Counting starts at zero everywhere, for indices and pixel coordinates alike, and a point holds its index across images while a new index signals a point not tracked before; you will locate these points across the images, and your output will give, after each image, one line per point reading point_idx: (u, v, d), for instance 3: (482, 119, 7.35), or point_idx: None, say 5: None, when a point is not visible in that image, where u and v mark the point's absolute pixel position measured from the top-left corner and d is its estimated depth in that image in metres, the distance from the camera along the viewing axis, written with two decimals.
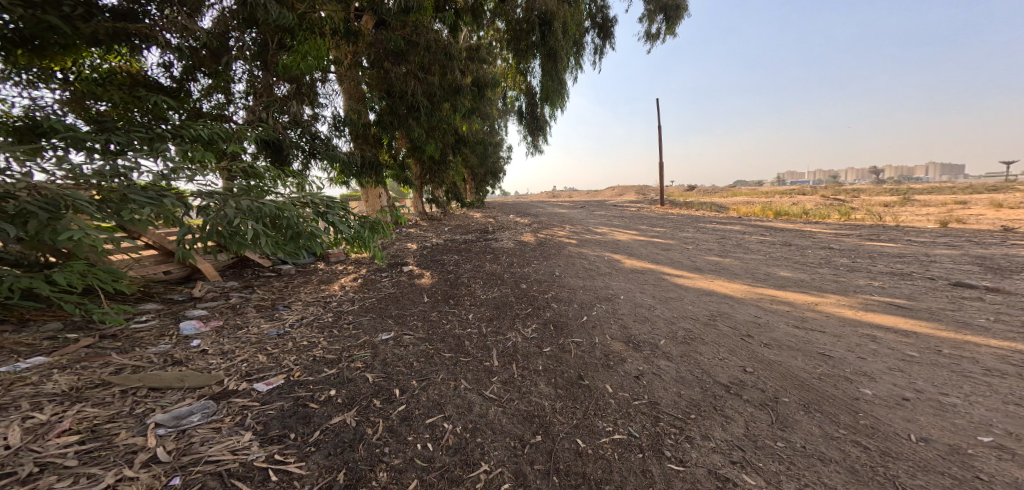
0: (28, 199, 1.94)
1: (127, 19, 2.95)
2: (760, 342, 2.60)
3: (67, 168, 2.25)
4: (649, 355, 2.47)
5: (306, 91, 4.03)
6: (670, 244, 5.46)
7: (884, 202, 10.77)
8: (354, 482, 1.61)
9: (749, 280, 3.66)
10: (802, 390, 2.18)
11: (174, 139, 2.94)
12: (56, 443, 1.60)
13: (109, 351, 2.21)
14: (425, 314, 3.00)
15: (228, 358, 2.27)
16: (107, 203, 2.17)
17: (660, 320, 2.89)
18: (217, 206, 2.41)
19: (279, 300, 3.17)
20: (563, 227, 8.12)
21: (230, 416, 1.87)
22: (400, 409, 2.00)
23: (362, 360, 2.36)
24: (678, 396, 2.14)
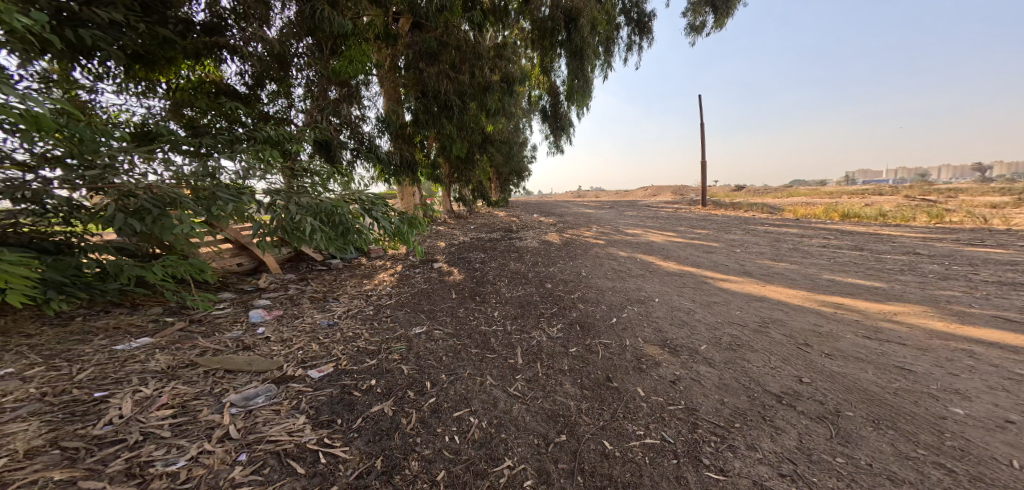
0: (144, 198, 2.35)
1: (214, 32, 3.40)
2: (819, 351, 2.34)
3: (173, 169, 2.61)
4: (687, 360, 2.34)
5: (352, 93, 4.37)
6: (713, 246, 5.14)
7: (992, 202, 9.26)
8: (390, 468, 1.72)
9: (807, 286, 3.33)
10: (872, 405, 1.91)
11: (247, 141, 3.33)
12: (154, 415, 1.90)
13: (194, 335, 2.58)
14: (455, 310, 3.13)
15: (287, 346, 2.55)
16: (201, 201, 2.55)
17: (701, 325, 2.73)
18: (284, 204, 2.79)
19: (329, 293, 3.49)
20: (591, 227, 8.04)
21: (287, 400, 2.09)
22: (432, 402, 2.09)
23: (399, 353, 2.51)
24: (720, 404, 2.00)
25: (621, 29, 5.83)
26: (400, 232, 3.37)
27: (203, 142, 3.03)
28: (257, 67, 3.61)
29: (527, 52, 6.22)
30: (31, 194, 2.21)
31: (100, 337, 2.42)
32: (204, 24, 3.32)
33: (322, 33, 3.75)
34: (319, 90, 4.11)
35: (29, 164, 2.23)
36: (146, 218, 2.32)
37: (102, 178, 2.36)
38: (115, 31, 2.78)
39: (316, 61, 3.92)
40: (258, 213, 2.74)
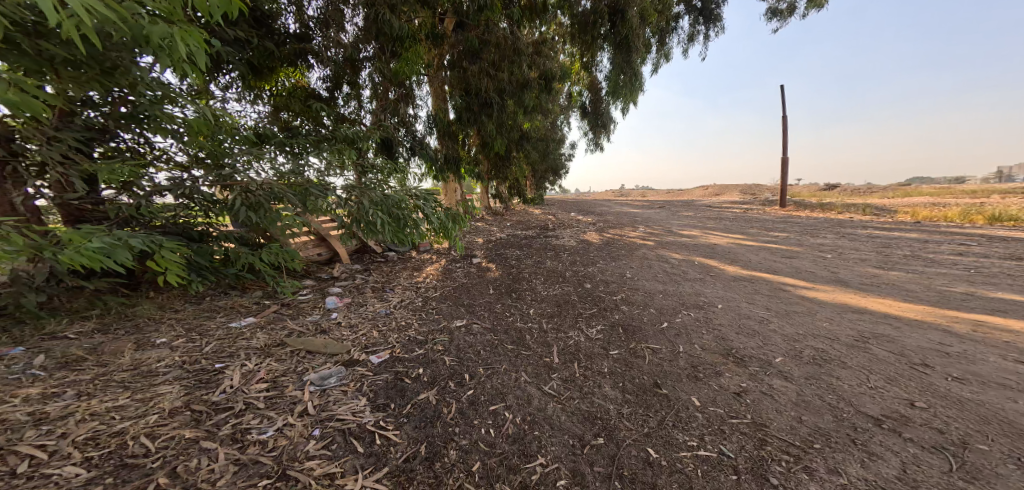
0: (260, 191, 2.91)
1: (302, 40, 4.03)
2: (943, 375, 1.87)
3: (272, 171, 3.07)
4: (756, 372, 2.06)
5: (406, 93, 4.81)
6: (796, 252, 4.49)
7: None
8: (434, 455, 1.79)
9: (928, 301, 2.70)
10: (1018, 440, 1.47)
11: (330, 140, 3.82)
12: (252, 387, 2.24)
13: (284, 318, 3.02)
14: (493, 306, 3.20)
15: (354, 332, 2.84)
16: (298, 195, 3.05)
17: (777, 337, 2.37)
18: (359, 199, 3.23)
19: (387, 284, 3.83)
20: (637, 227, 7.66)
21: (353, 381, 2.32)
22: (470, 396, 2.14)
23: (443, 344, 2.63)
24: (798, 423, 1.69)
25: (681, 19, 5.70)
26: (445, 227, 3.76)
27: (298, 141, 3.56)
28: (332, 69, 4.20)
29: (564, 47, 6.46)
30: (187, 191, 2.82)
31: (220, 316, 2.97)
32: (295, 34, 3.94)
33: (385, 36, 3.95)
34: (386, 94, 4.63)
35: (185, 164, 2.93)
36: (257, 209, 2.91)
37: (229, 176, 2.93)
38: (238, 45, 3.59)
39: (383, 64, 4.27)
40: (336, 206, 3.20)
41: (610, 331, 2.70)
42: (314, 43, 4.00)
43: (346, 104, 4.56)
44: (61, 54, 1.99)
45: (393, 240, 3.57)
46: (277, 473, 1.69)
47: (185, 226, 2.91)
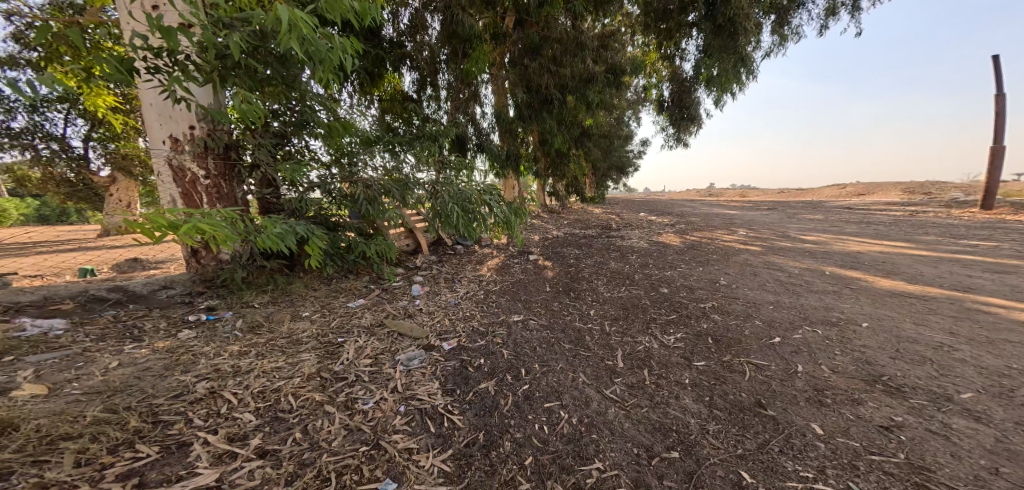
0: (380, 183, 3.44)
1: (399, 46, 4.47)
2: None
3: (380, 168, 3.53)
4: (921, 409, 1.95)
5: (473, 94, 5.25)
6: (939, 276, 3.81)
7: None
8: (493, 442, 1.87)
9: None
10: None
11: (425, 138, 4.14)
12: (361, 361, 2.43)
13: (384, 301, 3.40)
14: (549, 309, 3.32)
15: (434, 319, 3.04)
16: (397, 187, 3.49)
17: (972, 369, 2.23)
18: (443, 194, 3.57)
19: (452, 275, 4.12)
20: (729, 232, 6.92)
21: (432, 365, 2.42)
22: (523, 390, 2.24)
23: (500, 337, 2.79)
24: (989, 474, 1.57)
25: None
26: (507, 221, 3.95)
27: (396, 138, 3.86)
28: (425, 71, 4.68)
29: (632, 38, 6.38)
30: (330, 186, 3.35)
31: (342, 297, 3.48)
32: (393, 41, 4.40)
33: (458, 37, 4.37)
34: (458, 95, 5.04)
35: (327, 163, 3.40)
36: (372, 202, 3.38)
37: (352, 173, 3.42)
38: (365, 56, 4.17)
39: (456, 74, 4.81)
40: (419, 201, 3.59)
41: (697, 341, 2.74)
42: (407, 47, 4.46)
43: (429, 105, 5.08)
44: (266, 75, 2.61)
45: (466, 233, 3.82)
46: (372, 443, 1.81)
47: (322, 216, 3.43)
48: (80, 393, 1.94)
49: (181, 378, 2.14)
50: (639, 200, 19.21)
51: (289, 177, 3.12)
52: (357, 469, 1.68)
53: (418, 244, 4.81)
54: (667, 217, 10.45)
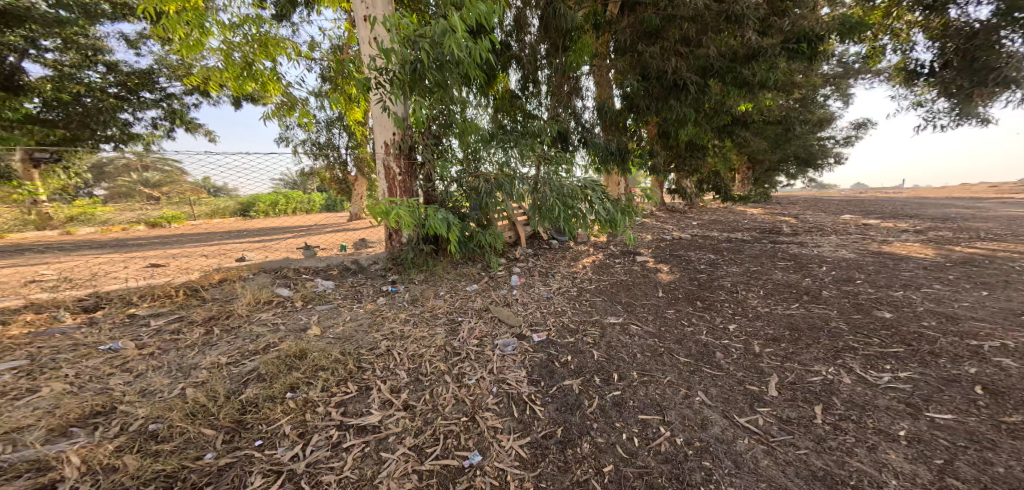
0: (494, 176, 3.68)
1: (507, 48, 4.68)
2: None
3: (494, 165, 3.77)
4: None
5: (576, 86, 5.23)
6: None
7: None
8: (570, 438, 1.86)
9: None
10: None
11: (528, 135, 4.29)
12: (470, 341, 2.67)
13: (488, 287, 3.65)
14: (651, 318, 2.99)
15: (529, 310, 3.13)
16: (502, 183, 3.66)
17: None
18: (543, 188, 3.70)
19: (541, 269, 4.19)
20: (944, 244, 5.04)
21: (522, 353, 2.52)
22: (613, 394, 2.14)
23: (590, 336, 2.72)
24: None
25: None
26: (611, 219, 3.84)
27: (504, 136, 3.95)
28: (529, 72, 4.79)
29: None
30: (470, 186, 3.72)
31: (464, 280, 3.81)
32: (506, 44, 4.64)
33: (557, 30, 4.66)
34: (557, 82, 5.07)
35: (463, 160, 3.74)
36: (488, 194, 3.65)
37: (476, 166, 3.76)
38: (486, 66, 4.41)
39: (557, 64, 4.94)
40: (523, 194, 3.74)
41: (945, 386, 2.07)
42: (517, 47, 4.67)
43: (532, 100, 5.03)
44: (423, 85, 3.08)
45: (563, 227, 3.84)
46: (470, 415, 1.98)
47: (454, 207, 3.80)
48: (332, 338, 2.71)
49: (376, 335, 2.75)
50: (834, 198, 15.31)
51: (439, 172, 3.60)
52: (457, 435, 1.87)
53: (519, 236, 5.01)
54: (888, 218, 7.93)
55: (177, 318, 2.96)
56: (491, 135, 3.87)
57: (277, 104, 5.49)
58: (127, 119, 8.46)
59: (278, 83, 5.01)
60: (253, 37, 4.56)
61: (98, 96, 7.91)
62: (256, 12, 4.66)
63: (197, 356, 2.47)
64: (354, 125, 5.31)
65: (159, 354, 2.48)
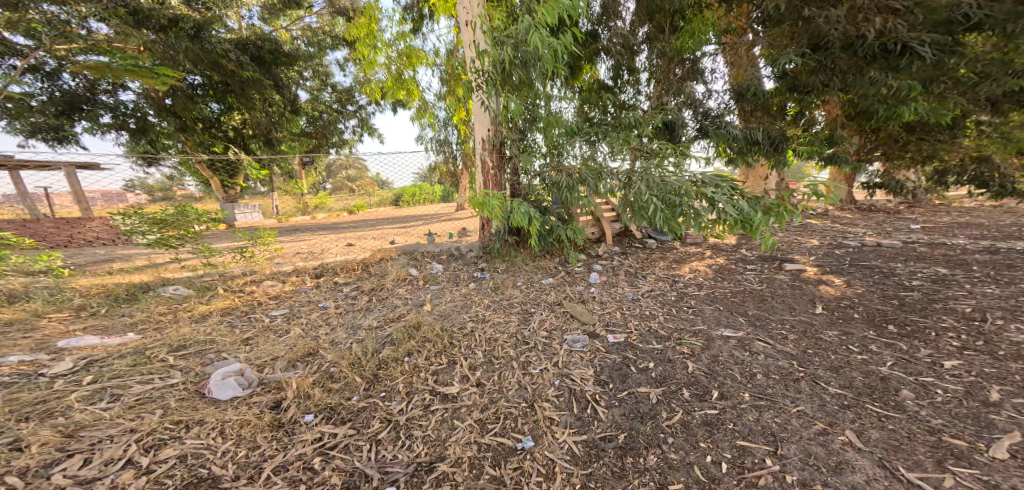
0: (578, 170, 3.63)
1: (593, 37, 4.77)
2: None
3: (577, 157, 3.74)
4: None
5: (693, 68, 4.68)
6: None
7: None
8: (633, 445, 1.78)
9: None
10: None
11: (624, 126, 4.15)
12: (540, 332, 2.72)
13: (565, 282, 3.64)
14: (791, 339, 2.54)
15: (604, 309, 3.05)
16: (589, 177, 3.60)
17: None
18: (639, 184, 3.40)
19: (633, 269, 3.97)
20: None
21: (592, 352, 2.46)
22: (706, 411, 1.95)
23: (688, 346, 2.49)
24: None
25: None
26: (747, 217, 3.13)
27: (592, 128, 3.97)
28: (620, 62, 4.74)
29: None
30: (565, 182, 3.66)
31: (540, 272, 3.88)
32: (590, 32, 4.74)
33: (660, 13, 4.49)
34: (666, 66, 4.75)
35: (545, 152, 3.86)
36: (570, 190, 3.69)
37: (561, 158, 3.82)
38: (573, 57, 4.53)
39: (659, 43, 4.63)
40: (609, 190, 3.60)
41: None
42: (601, 37, 4.71)
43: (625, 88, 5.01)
44: (521, 77, 3.35)
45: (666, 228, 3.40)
46: (529, 402, 2.05)
47: (535, 201, 3.93)
48: (436, 314, 3.04)
49: (468, 316, 3.00)
50: None
51: (522, 166, 3.77)
52: (513, 418, 1.95)
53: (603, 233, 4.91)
54: None
55: (354, 287, 3.71)
56: (577, 128, 3.88)
57: (416, 108, 6.36)
58: (342, 128, 10.74)
59: (417, 88, 5.74)
60: (401, 52, 5.35)
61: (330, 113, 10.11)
62: (405, 30, 5.46)
63: (360, 318, 3.05)
64: (462, 123, 5.79)
65: (343, 313, 3.15)
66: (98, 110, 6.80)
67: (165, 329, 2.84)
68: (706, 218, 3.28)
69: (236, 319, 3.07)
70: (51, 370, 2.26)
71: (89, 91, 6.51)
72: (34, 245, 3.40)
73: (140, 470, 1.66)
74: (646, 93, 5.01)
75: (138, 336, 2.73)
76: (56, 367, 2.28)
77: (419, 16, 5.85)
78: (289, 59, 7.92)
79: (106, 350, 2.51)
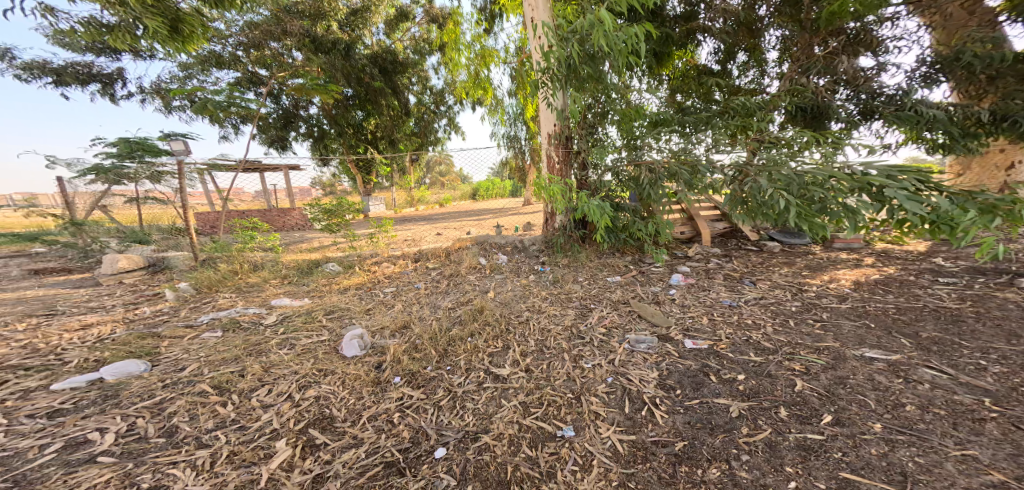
0: (671, 164, 3.49)
1: (689, 19, 4.35)
2: None
3: (667, 150, 3.59)
4: None
5: (862, 39, 4.04)
6: None
7: None
8: (691, 454, 1.66)
9: None
10: None
11: (726, 113, 4.01)
12: (597, 328, 2.74)
13: (634, 282, 3.53)
14: (993, 372, 1.94)
15: (684, 311, 2.89)
16: (686, 168, 3.44)
17: None
18: (756, 177, 3.15)
19: (745, 274, 3.58)
20: None
21: (658, 354, 2.36)
22: (806, 436, 1.68)
23: (803, 363, 2.15)
24: None
25: None
26: (944, 215, 2.53)
27: (682, 120, 3.86)
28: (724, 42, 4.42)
29: None
30: (652, 180, 3.57)
31: (606, 270, 3.81)
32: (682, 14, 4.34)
33: None
34: (808, 40, 4.21)
35: (622, 147, 3.81)
36: (654, 185, 3.58)
37: (639, 155, 3.73)
38: (662, 42, 4.30)
39: (786, 18, 4.23)
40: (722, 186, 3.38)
41: None
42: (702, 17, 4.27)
43: (740, 73, 4.77)
44: (588, 73, 3.41)
45: (803, 228, 3.05)
46: (574, 394, 2.07)
47: (609, 196, 3.93)
48: (500, 302, 3.17)
49: (544, 307, 3.09)
50: None
51: (595, 160, 3.77)
52: (558, 406, 2.00)
53: (699, 233, 4.58)
54: None
55: (432, 272, 4.06)
56: (663, 119, 3.77)
57: (490, 106, 6.63)
58: (438, 127, 11.46)
59: (488, 86, 5.94)
60: (477, 52, 5.58)
61: (428, 114, 10.83)
62: (479, 31, 5.68)
63: (441, 299, 3.31)
64: (531, 120, 5.90)
65: (437, 293, 3.47)
66: (300, 122, 9.34)
67: (326, 296, 3.46)
68: (866, 216, 2.76)
69: (364, 291, 3.57)
70: (266, 320, 2.94)
71: (296, 108, 9.13)
72: (267, 227, 4.53)
73: (294, 402, 2.03)
74: (775, 79, 4.64)
75: (307, 301, 3.37)
76: (269, 319, 2.96)
77: (492, 17, 6.06)
78: (403, 68, 9.16)
79: (296, 309, 3.17)
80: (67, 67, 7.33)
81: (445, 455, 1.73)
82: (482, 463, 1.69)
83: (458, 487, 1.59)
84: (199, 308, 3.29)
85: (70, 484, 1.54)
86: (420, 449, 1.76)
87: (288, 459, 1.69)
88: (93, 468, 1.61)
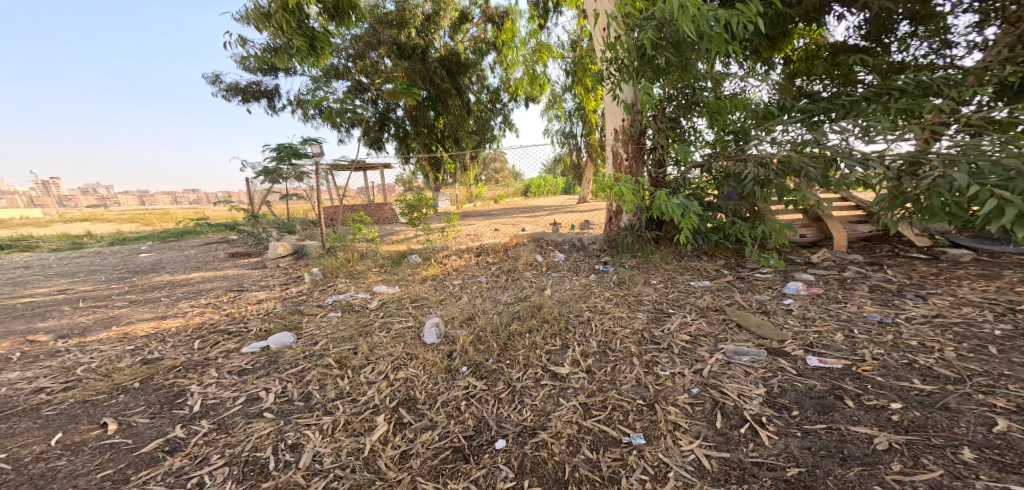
0: (798, 159, 3.08)
1: None
2: None
3: (788, 141, 3.31)
4: None
5: None
6: None
7: None
8: (810, 483, 1.47)
9: None
10: None
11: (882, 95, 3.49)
12: (679, 334, 2.61)
13: (725, 287, 3.34)
14: None
15: (805, 324, 2.63)
16: (822, 163, 3.08)
17: None
18: (939, 170, 2.59)
19: (908, 288, 3.10)
20: None
21: (765, 369, 2.17)
22: (1007, 486, 1.38)
23: (1009, 399, 1.76)
24: None
25: None
26: None
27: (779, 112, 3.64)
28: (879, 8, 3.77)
29: None
30: (762, 178, 3.35)
31: (688, 274, 3.64)
32: None
33: None
34: None
35: (714, 142, 3.74)
36: (764, 184, 3.36)
37: (745, 150, 3.45)
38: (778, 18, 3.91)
39: None
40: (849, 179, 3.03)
41: None
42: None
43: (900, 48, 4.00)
44: (659, 64, 3.27)
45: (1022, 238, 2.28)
46: (648, 401, 2.00)
47: (694, 193, 3.77)
48: (558, 301, 3.15)
49: (628, 309, 3.00)
50: None
51: (678, 158, 3.65)
52: (625, 412, 1.94)
53: (828, 235, 4.19)
54: None
55: (492, 267, 4.14)
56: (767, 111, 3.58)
57: (547, 102, 6.64)
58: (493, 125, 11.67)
59: (545, 81, 5.94)
60: (533, 47, 5.58)
61: (484, 113, 11.13)
62: (534, 27, 5.70)
63: (497, 294, 3.38)
64: (592, 113, 5.77)
65: (505, 288, 3.53)
66: (389, 122, 10.10)
67: (411, 285, 3.70)
68: None
69: (437, 282, 3.77)
70: (370, 305, 3.23)
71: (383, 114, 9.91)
72: (365, 218, 4.85)
73: (388, 382, 2.20)
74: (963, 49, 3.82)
75: (391, 289, 3.61)
76: (371, 304, 3.24)
77: (546, 12, 6.05)
78: (463, 69, 9.39)
79: (395, 295, 3.44)
80: (249, 86, 9.18)
81: (504, 447, 1.77)
82: (540, 460, 1.70)
83: (515, 480, 1.61)
84: (326, 291, 3.69)
85: (247, 432, 1.81)
86: (482, 438, 1.82)
87: (384, 434, 1.82)
88: (260, 422, 1.88)
